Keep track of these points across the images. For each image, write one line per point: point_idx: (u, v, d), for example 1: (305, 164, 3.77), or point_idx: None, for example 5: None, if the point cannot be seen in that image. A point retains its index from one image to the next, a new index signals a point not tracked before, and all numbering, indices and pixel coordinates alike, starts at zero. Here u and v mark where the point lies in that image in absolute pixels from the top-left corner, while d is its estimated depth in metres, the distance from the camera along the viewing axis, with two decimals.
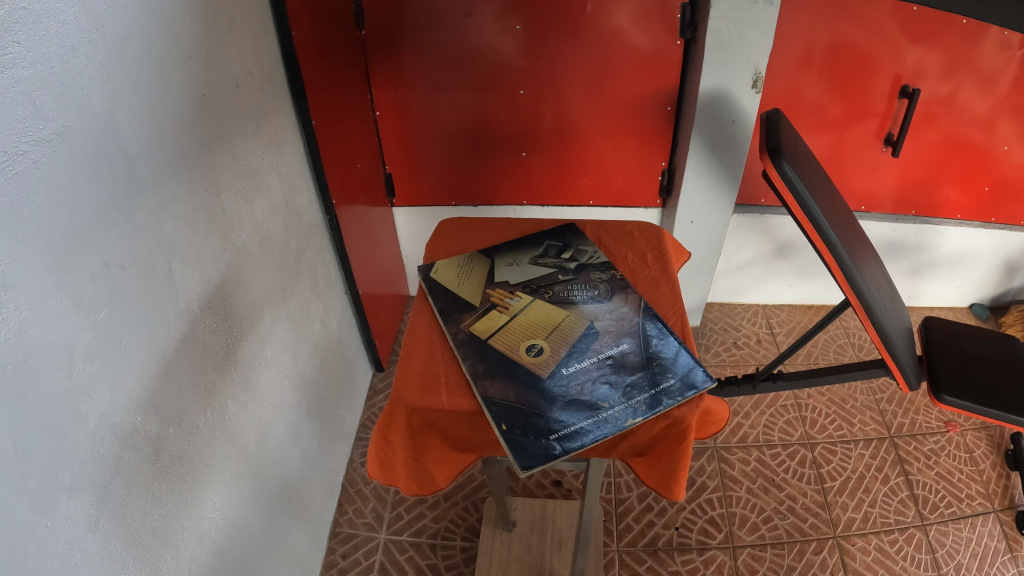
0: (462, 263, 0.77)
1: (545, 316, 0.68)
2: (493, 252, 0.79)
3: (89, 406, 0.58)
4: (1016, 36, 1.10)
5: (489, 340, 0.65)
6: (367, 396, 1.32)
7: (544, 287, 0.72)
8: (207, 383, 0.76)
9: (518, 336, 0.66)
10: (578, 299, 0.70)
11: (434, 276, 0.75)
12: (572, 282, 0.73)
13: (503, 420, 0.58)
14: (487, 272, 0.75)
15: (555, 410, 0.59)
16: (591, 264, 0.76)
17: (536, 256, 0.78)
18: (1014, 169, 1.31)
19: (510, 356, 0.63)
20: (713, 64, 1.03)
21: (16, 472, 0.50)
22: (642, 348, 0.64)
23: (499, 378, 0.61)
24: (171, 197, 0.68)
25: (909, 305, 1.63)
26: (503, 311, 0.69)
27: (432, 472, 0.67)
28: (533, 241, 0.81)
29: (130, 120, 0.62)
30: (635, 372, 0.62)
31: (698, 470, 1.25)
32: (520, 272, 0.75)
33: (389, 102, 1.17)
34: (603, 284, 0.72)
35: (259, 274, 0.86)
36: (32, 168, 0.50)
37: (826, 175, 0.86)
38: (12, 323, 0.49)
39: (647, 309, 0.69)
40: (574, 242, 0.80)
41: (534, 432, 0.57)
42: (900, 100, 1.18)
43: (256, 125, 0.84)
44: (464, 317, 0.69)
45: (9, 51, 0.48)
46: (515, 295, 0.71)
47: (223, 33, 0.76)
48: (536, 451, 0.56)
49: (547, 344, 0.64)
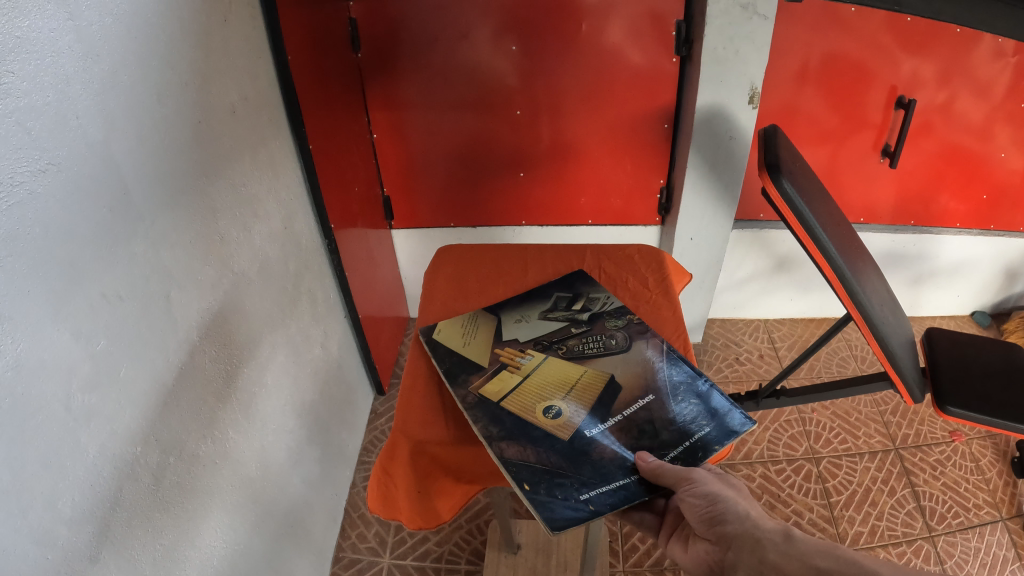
0: (467, 321, 0.76)
1: (561, 374, 0.65)
2: (499, 308, 0.78)
3: (89, 437, 0.58)
4: (1010, 43, 1.11)
5: (501, 404, 0.63)
6: (369, 420, 1.32)
7: (558, 341, 0.70)
8: (207, 412, 0.75)
9: (533, 399, 0.63)
10: (597, 351, 0.68)
11: (439, 337, 0.73)
12: (586, 334, 0.71)
13: (525, 480, 0.55)
14: (494, 330, 0.74)
15: (582, 471, 0.55)
16: (604, 311, 0.75)
17: (546, 309, 0.76)
18: (1010, 175, 1.32)
19: (526, 419, 0.61)
20: (710, 81, 1.03)
21: (16, 503, 0.50)
22: (671, 401, 0.62)
23: (516, 440, 0.59)
24: (169, 226, 0.68)
25: (910, 315, 1.62)
26: (514, 372, 0.67)
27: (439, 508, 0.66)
28: (541, 291, 0.80)
29: (126, 146, 0.61)
30: (668, 429, 0.59)
31: None
32: (530, 327, 0.74)
33: (386, 125, 1.17)
34: (621, 331, 0.71)
35: (258, 301, 0.86)
36: (29, 199, 0.50)
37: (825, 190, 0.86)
38: (10, 355, 0.49)
39: (669, 352, 0.68)
40: (583, 290, 0.79)
41: (561, 491, 0.54)
42: (897, 111, 1.18)
43: (254, 150, 0.84)
44: (472, 377, 0.67)
45: (4, 80, 0.47)
46: (526, 353, 0.69)
47: (219, 58, 0.76)
48: (565, 510, 0.52)
49: (565, 406, 0.62)
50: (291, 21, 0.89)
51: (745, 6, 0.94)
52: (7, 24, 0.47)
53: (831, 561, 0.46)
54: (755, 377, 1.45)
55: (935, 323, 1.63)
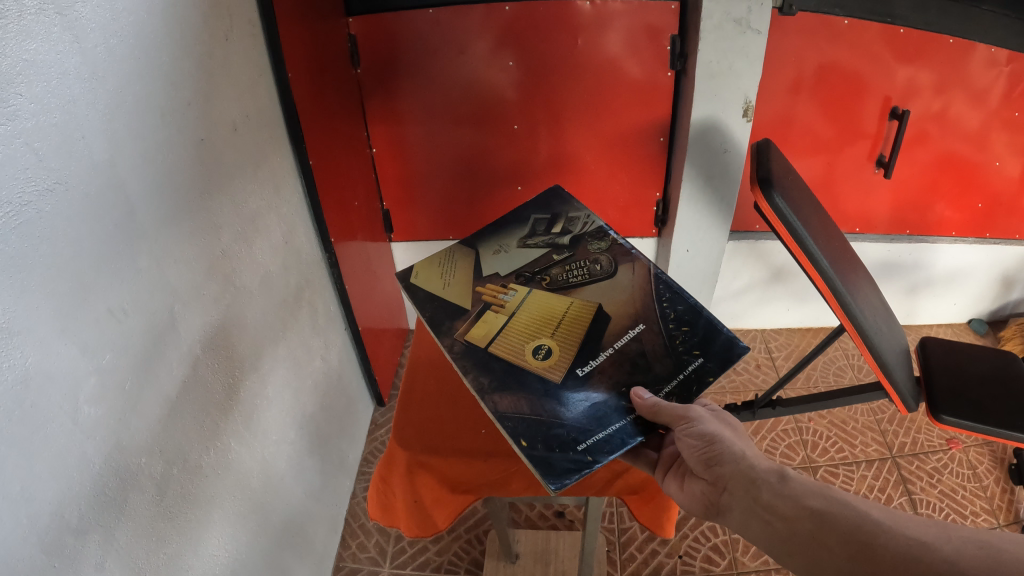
0: (444, 258, 0.78)
1: (546, 307, 0.69)
2: (475, 242, 0.80)
3: (96, 448, 0.59)
4: (1002, 53, 1.13)
5: (489, 348, 0.66)
6: (369, 430, 1.34)
7: (541, 271, 0.74)
8: (210, 424, 0.77)
9: (520, 338, 0.66)
10: (582, 279, 0.72)
11: (417, 281, 0.75)
12: (569, 261, 0.75)
13: (522, 435, 0.58)
14: (472, 266, 0.76)
15: (576, 419, 0.59)
16: (584, 234, 0.78)
17: (525, 237, 0.80)
18: (1007, 184, 1.34)
19: (518, 362, 0.64)
20: (704, 96, 1.04)
21: (25, 512, 0.52)
22: (662, 330, 0.65)
23: (508, 390, 0.62)
24: (172, 242, 0.70)
25: (907, 324, 1.64)
26: (499, 311, 0.70)
27: (434, 518, 0.73)
28: (518, 223, 0.82)
29: (130, 165, 0.63)
30: (661, 360, 0.63)
31: None
32: (510, 258, 0.77)
33: (385, 140, 1.20)
34: (605, 256, 0.74)
35: (260, 313, 0.88)
36: (37, 217, 0.52)
37: (817, 205, 0.87)
38: (20, 369, 0.51)
39: (659, 278, 0.71)
40: (561, 211, 0.83)
41: (558, 444, 0.57)
42: (890, 121, 1.19)
43: (256, 167, 0.86)
44: (456, 324, 0.69)
45: (13, 103, 0.49)
46: (509, 289, 0.72)
47: (221, 77, 0.78)
48: (566, 466, 0.56)
49: (554, 343, 0.65)
50: (291, 39, 0.91)
51: (738, 20, 0.96)
52: (16, 48, 0.49)
53: (825, 502, 0.49)
54: (752, 387, 1.46)
55: (932, 331, 1.64)
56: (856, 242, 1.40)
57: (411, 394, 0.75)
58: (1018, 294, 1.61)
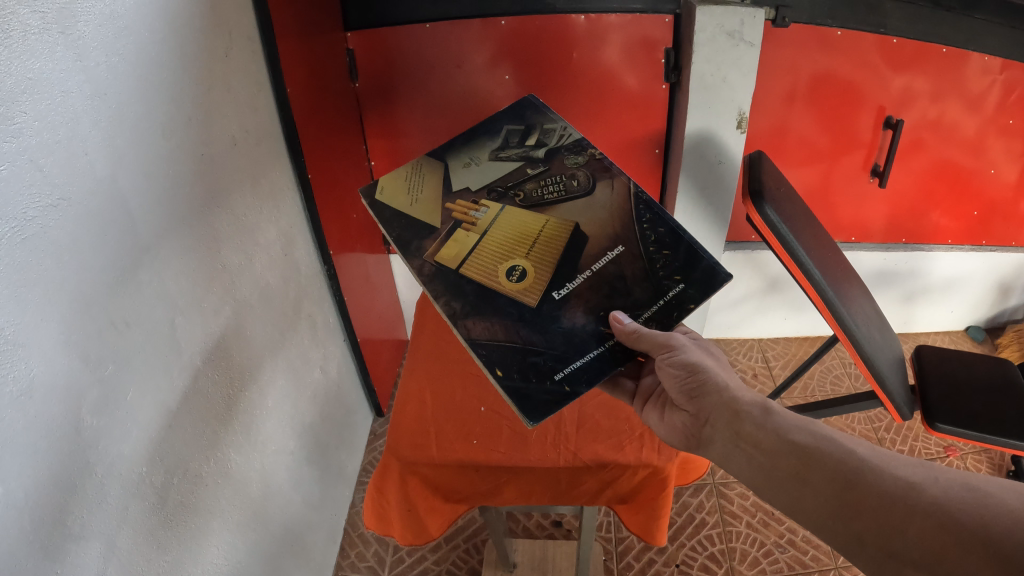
0: (411, 172, 0.74)
1: (520, 225, 0.68)
2: (443, 154, 0.76)
3: (97, 458, 0.61)
4: (994, 61, 1.21)
5: (460, 270, 0.66)
6: (368, 440, 1.36)
7: (515, 186, 0.72)
8: (210, 435, 0.78)
9: (493, 259, 0.66)
10: (557, 196, 0.70)
11: (382, 198, 0.72)
12: (545, 176, 0.72)
13: (498, 364, 0.61)
14: (441, 179, 0.73)
15: (554, 347, 0.62)
16: (560, 148, 0.74)
17: (496, 149, 0.76)
18: (1001, 189, 1.44)
19: (492, 286, 0.65)
20: (698, 106, 1.10)
21: (29, 520, 0.53)
22: (642, 254, 0.65)
23: (482, 315, 0.63)
24: (173, 256, 0.72)
25: (905, 332, 1.71)
26: (470, 230, 0.68)
27: (429, 526, 0.81)
28: (490, 130, 0.78)
29: (132, 181, 0.65)
30: (641, 285, 0.65)
31: (698, 506, 1.31)
32: (481, 173, 0.74)
33: (384, 151, 1.23)
34: (582, 171, 0.72)
35: (260, 326, 0.89)
36: (40, 232, 0.53)
37: (808, 219, 0.88)
38: (24, 380, 0.52)
39: (637, 197, 0.69)
40: (536, 122, 0.77)
41: (537, 374, 0.61)
42: (885, 131, 1.28)
43: (255, 181, 0.88)
44: (426, 244, 0.68)
45: (18, 121, 0.51)
46: (479, 206, 0.70)
47: (221, 93, 0.80)
48: (543, 397, 0.60)
49: (528, 264, 0.65)
50: (288, 53, 0.93)
51: (731, 33, 1.02)
52: (20, 68, 0.51)
53: (808, 437, 0.58)
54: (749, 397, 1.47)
55: (929, 339, 1.72)
56: (850, 249, 1.48)
57: (408, 408, 0.83)
58: (1016, 301, 1.70)
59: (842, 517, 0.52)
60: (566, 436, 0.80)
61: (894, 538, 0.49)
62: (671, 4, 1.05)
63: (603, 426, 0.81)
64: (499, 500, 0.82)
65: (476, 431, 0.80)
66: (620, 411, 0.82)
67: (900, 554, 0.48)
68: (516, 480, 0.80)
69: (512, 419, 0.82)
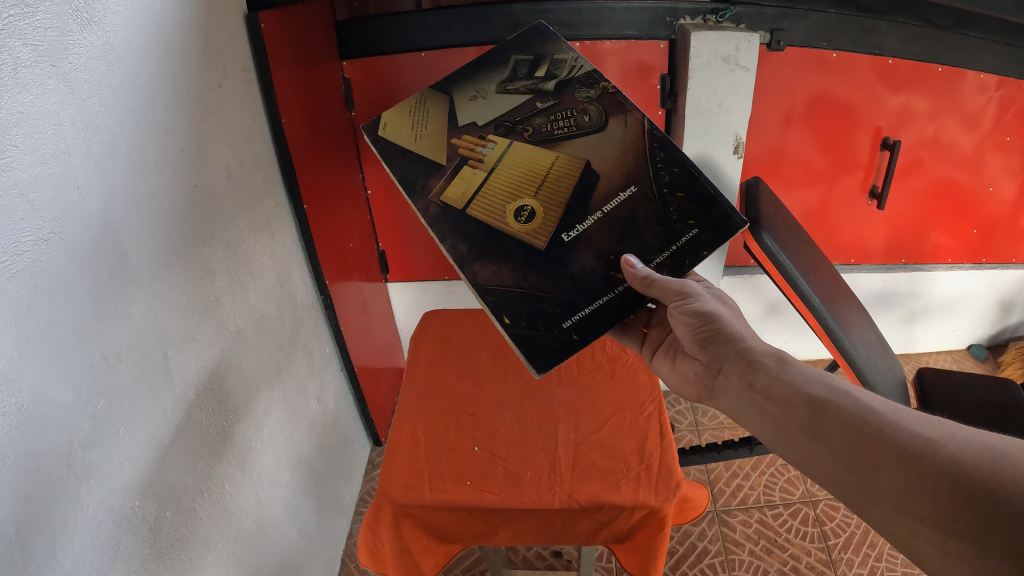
0: (415, 102, 0.77)
1: (528, 162, 0.72)
2: (448, 87, 0.78)
3: (89, 493, 0.60)
4: (991, 78, 1.23)
5: (467, 210, 0.70)
6: (366, 470, 1.35)
7: (523, 121, 0.74)
8: (205, 466, 0.78)
9: (501, 198, 0.70)
10: (568, 132, 0.73)
11: (386, 133, 0.75)
12: (555, 110, 0.74)
13: (506, 312, 0.67)
14: (447, 112, 0.76)
15: (561, 293, 0.67)
16: (571, 80, 0.76)
17: (505, 81, 0.78)
18: (1000, 208, 1.45)
19: (501, 226, 0.69)
20: (695, 132, 1.15)
21: (20, 557, 0.52)
22: (655, 196, 0.70)
23: (488, 260, 0.68)
24: (166, 289, 0.71)
25: (905, 352, 1.69)
26: (477, 167, 0.72)
27: (421, 565, 0.85)
28: (499, 59, 0.79)
29: (125, 215, 0.64)
30: (654, 229, 0.69)
31: (700, 535, 1.29)
32: (489, 107, 0.76)
33: (379, 180, 1.26)
34: (594, 105, 0.74)
35: (255, 357, 0.89)
36: (32, 266, 0.53)
37: (810, 257, 0.93)
38: (14, 415, 0.52)
39: (652, 135, 0.72)
40: (546, 52, 0.78)
41: (545, 322, 0.67)
42: (882, 151, 1.29)
43: (249, 213, 0.88)
44: (431, 182, 0.71)
45: (8, 154, 0.51)
46: (487, 142, 0.73)
47: (214, 125, 0.80)
48: (550, 346, 0.66)
49: (537, 204, 0.69)
50: (282, 82, 0.93)
51: (726, 58, 1.07)
52: (10, 102, 0.51)
53: (824, 390, 0.59)
54: None
55: (931, 359, 1.69)
56: (851, 272, 1.47)
57: (401, 450, 0.87)
58: (1017, 317, 1.68)
59: (856, 469, 0.53)
60: (561, 478, 0.84)
61: (906, 493, 0.49)
62: (666, 30, 1.09)
63: (598, 466, 0.85)
64: (492, 540, 0.87)
65: (470, 473, 0.85)
66: (615, 451, 0.87)
67: (911, 509, 0.48)
68: (510, 521, 0.84)
69: (505, 460, 0.86)
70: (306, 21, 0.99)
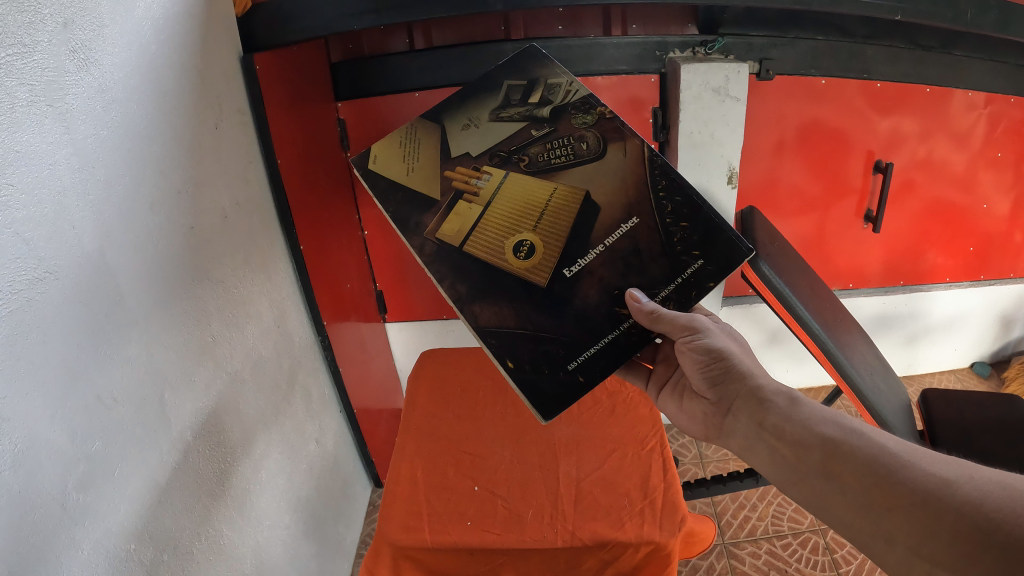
0: (406, 135, 0.76)
1: (525, 195, 0.71)
2: (441, 115, 0.78)
3: (84, 536, 0.59)
4: (978, 96, 1.26)
5: (463, 247, 0.70)
6: (367, 513, 1.33)
7: (519, 150, 0.74)
8: (202, 509, 0.76)
9: (499, 234, 0.70)
10: (565, 161, 0.73)
11: (376, 168, 0.74)
12: (551, 138, 0.74)
13: (509, 354, 0.67)
14: (439, 143, 0.75)
15: (563, 332, 0.68)
16: (567, 106, 0.76)
17: (498, 108, 0.77)
18: (995, 223, 1.46)
19: (500, 263, 0.69)
20: (689, 164, 1.16)
21: None
22: (658, 225, 0.70)
23: (487, 300, 0.68)
24: (162, 329, 0.71)
25: (908, 376, 1.68)
26: (473, 201, 0.72)
27: None
28: (490, 85, 0.79)
29: (119, 255, 0.64)
30: (658, 261, 0.70)
31: (708, 569, 1.26)
32: (481, 136, 0.76)
33: (375, 220, 1.27)
34: (591, 132, 0.74)
35: (253, 399, 0.88)
36: (28, 304, 0.53)
37: (807, 284, 0.92)
38: (10, 454, 0.51)
39: (654, 161, 0.72)
40: (539, 76, 0.78)
41: (548, 363, 0.67)
42: (875, 175, 1.30)
43: (246, 252, 0.88)
44: (425, 219, 0.71)
45: (4, 194, 0.51)
46: (482, 173, 0.73)
47: (211, 166, 0.80)
48: (554, 389, 0.66)
49: (537, 240, 0.69)
50: (281, 120, 0.95)
51: (717, 89, 1.08)
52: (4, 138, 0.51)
53: (838, 430, 0.58)
54: None
55: (934, 380, 1.67)
56: (851, 296, 1.46)
57: (399, 492, 0.86)
58: (1018, 332, 1.68)
59: (870, 512, 0.52)
60: (564, 516, 0.82)
61: (923, 538, 0.48)
62: (655, 65, 1.11)
63: (600, 502, 0.84)
64: None
65: (470, 513, 0.83)
66: (618, 487, 0.85)
67: (929, 552, 0.47)
68: None
69: (505, 500, 0.85)
70: (302, 60, 1.01)
